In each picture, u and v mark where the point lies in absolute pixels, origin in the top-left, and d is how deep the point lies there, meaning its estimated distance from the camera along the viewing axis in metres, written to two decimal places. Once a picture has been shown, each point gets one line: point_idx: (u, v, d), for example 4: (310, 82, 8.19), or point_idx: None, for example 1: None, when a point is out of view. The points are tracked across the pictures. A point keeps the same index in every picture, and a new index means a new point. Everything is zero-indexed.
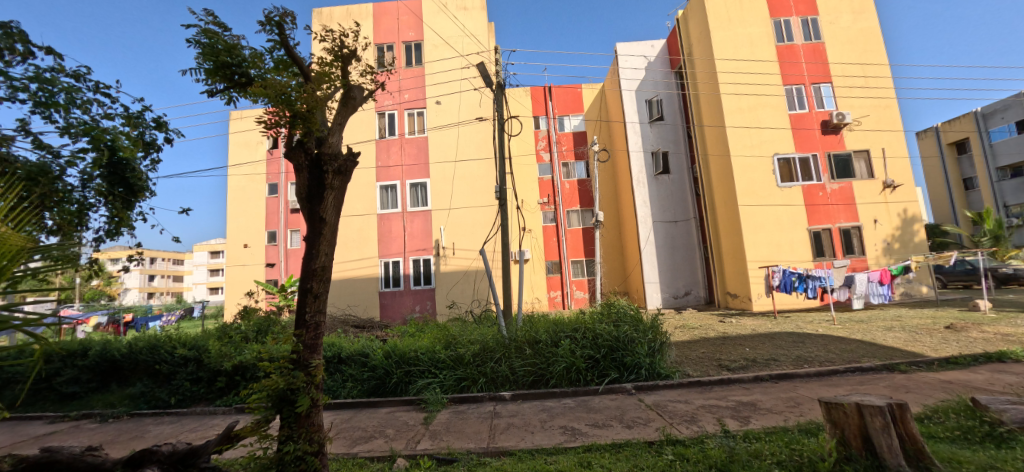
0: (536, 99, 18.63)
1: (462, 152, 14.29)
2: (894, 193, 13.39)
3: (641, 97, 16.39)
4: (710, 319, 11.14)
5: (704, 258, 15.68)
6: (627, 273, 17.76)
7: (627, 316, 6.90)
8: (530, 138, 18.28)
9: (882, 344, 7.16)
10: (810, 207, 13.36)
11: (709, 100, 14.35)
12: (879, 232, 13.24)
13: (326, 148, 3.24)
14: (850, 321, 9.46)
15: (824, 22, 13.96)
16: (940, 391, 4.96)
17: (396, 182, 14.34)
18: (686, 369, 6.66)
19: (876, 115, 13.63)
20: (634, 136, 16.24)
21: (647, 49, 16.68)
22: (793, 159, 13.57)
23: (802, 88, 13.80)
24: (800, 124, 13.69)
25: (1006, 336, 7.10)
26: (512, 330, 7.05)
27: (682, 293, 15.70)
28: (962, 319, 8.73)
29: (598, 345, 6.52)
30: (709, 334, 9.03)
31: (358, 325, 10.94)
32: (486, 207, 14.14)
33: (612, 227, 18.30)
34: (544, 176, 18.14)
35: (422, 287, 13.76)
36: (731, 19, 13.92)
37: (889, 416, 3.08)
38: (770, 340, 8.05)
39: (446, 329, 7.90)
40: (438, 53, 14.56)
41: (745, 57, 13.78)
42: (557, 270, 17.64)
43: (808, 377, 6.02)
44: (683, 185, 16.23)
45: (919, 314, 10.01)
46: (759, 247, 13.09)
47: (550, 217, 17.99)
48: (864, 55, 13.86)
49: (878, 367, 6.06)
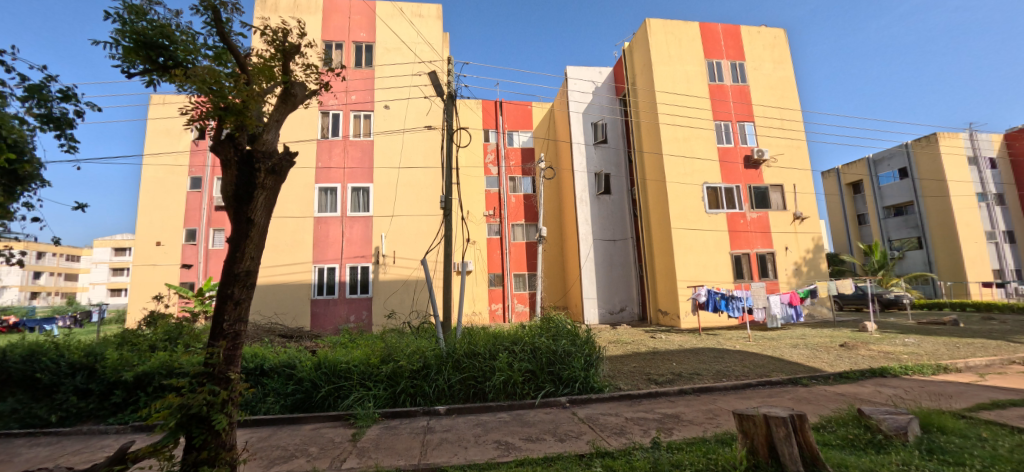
0: (486, 112, 18.80)
1: (409, 159, 14.01)
2: (802, 224, 15.00)
3: (588, 120, 17.08)
4: (642, 335, 11.66)
5: (639, 276, 16.49)
6: (567, 288, 18.20)
7: (565, 331, 7.01)
8: (479, 150, 18.45)
9: (788, 360, 7.89)
10: (732, 232, 14.57)
11: (650, 128, 15.31)
12: (789, 258, 14.72)
13: (259, 146, 3.08)
14: (763, 339, 10.35)
15: (750, 67, 15.50)
16: (834, 402, 5.57)
17: (337, 184, 13.71)
18: (618, 383, 6.92)
19: (790, 154, 15.28)
20: (580, 157, 16.81)
21: (594, 75, 17.50)
22: (720, 188, 14.78)
23: (729, 124, 15.14)
24: (727, 157, 14.99)
25: (887, 354, 8.12)
26: (451, 342, 6.93)
27: (618, 309, 16.35)
28: (854, 338, 9.88)
29: (539, 359, 6.59)
30: (641, 349, 9.47)
31: (285, 334, 10.16)
32: (431, 216, 13.92)
33: (555, 242, 18.81)
34: (491, 189, 18.23)
35: (358, 296, 13.16)
36: (671, 56, 15.02)
37: (790, 426, 3.41)
38: (695, 355, 8.58)
39: (381, 341, 7.60)
40: (390, 57, 14.28)
41: (682, 92, 14.88)
42: (499, 282, 17.68)
43: (726, 390, 6.47)
44: (622, 205, 17.08)
45: (820, 333, 11.19)
46: (687, 267, 13.99)
47: (495, 230, 18.08)
48: (782, 100, 15.54)
49: (785, 381, 6.68)
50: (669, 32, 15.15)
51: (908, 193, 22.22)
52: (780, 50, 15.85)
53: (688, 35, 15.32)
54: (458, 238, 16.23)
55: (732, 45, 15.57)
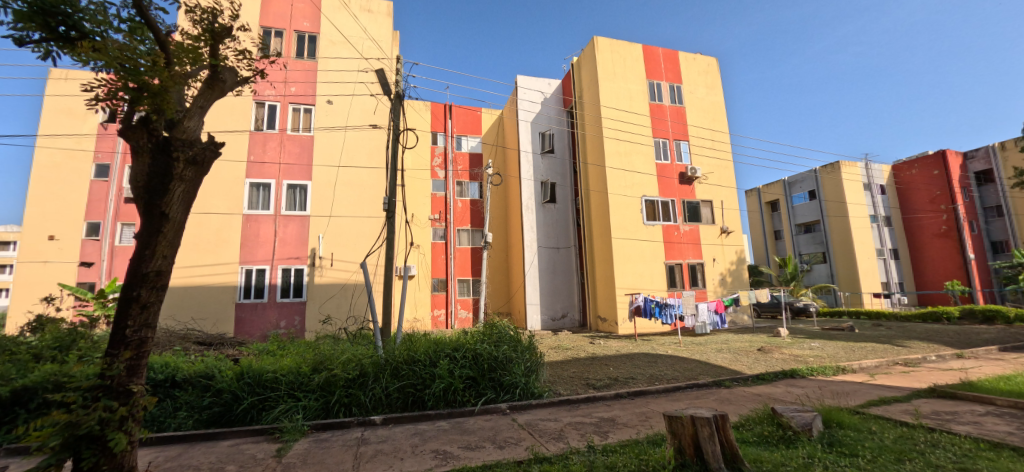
0: (435, 115, 18.64)
1: (351, 158, 13.47)
2: (728, 238, 16.30)
3: (535, 129, 17.53)
4: (583, 341, 12.00)
5: (581, 284, 17.02)
6: (511, 294, 18.33)
7: (508, 337, 7.04)
8: (426, 152, 18.18)
9: (713, 364, 8.49)
10: (667, 243, 15.49)
11: (594, 141, 15.94)
12: (716, 269, 15.92)
13: (179, 134, 2.81)
14: (692, 344, 11.06)
15: (686, 90, 16.67)
16: (751, 402, 6.06)
17: (271, 180, 12.81)
18: (558, 388, 7.05)
19: (719, 172, 16.60)
20: (527, 166, 17.11)
21: (544, 86, 17.95)
22: (657, 201, 15.69)
23: (667, 142, 16.16)
24: (664, 172, 15.96)
25: (797, 357, 9.01)
26: (389, 349, 6.68)
27: (560, 316, 16.71)
28: (770, 343, 10.85)
29: (480, 365, 6.54)
30: (580, 354, 9.73)
31: (203, 341, 9.26)
32: (373, 217, 13.48)
33: (500, 249, 18.90)
34: (437, 192, 18.02)
35: (291, 300, 12.33)
36: (615, 74, 15.78)
37: (714, 426, 3.66)
38: (631, 360, 8.97)
39: (314, 348, 7.15)
40: (334, 50, 13.71)
41: (625, 109, 15.67)
42: (442, 287, 17.40)
43: (658, 393, 6.81)
44: (567, 214, 17.58)
45: (741, 338, 12.17)
46: (626, 276, 14.63)
47: (440, 234, 17.84)
48: (713, 123, 16.87)
49: (710, 383, 7.16)
50: (615, 51, 15.95)
51: (816, 212, 25.01)
52: (712, 77, 17.23)
53: (632, 55, 16.22)
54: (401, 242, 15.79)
55: (670, 68, 16.67)
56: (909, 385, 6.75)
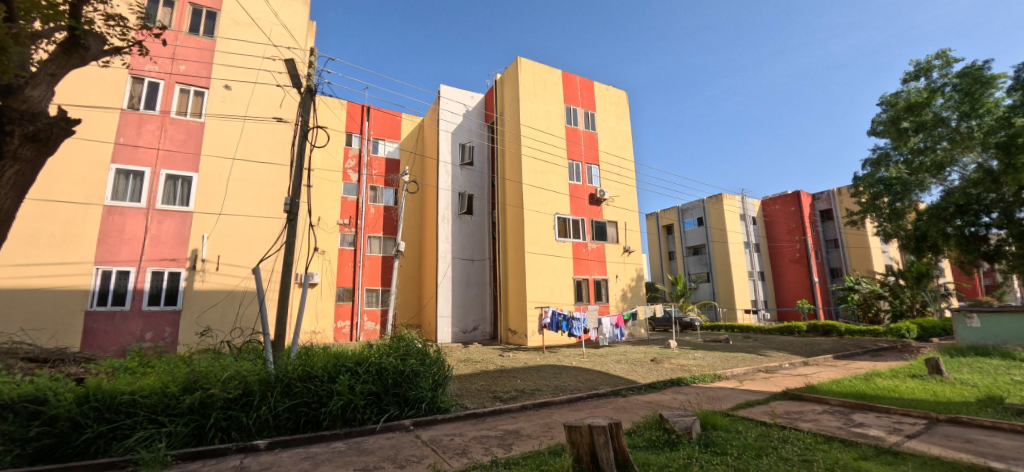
0: (351, 115, 17.82)
1: (250, 152, 12.27)
2: (630, 256, 17.77)
3: (456, 140, 17.59)
4: (493, 353, 12.08)
5: (493, 296, 17.26)
6: (422, 305, 17.89)
7: (415, 350, 6.82)
8: (337, 152, 17.12)
9: (612, 374, 9.10)
10: (575, 259, 16.36)
11: (512, 158, 16.46)
12: (618, 284, 17.20)
13: (20, 104, 4.06)
14: (594, 355, 11.76)
15: (599, 118, 18.02)
16: (643, 409, 6.59)
17: (147, 168, 11.05)
18: (465, 402, 6.98)
19: (624, 196, 18.12)
20: (445, 176, 17.01)
21: (466, 99, 18.16)
22: (568, 219, 16.56)
23: (579, 164, 17.20)
24: (576, 193, 16.93)
25: (683, 366, 10.03)
26: (281, 364, 6.07)
27: (471, 328, 16.69)
28: (661, 354, 11.94)
29: (384, 380, 6.22)
30: (489, 367, 9.78)
31: (33, 357, 7.57)
32: (272, 218, 12.39)
33: (413, 258, 18.37)
34: (348, 196, 17.13)
35: (161, 308, 10.64)
36: (536, 95, 16.52)
37: (608, 434, 3.88)
38: (537, 372, 9.24)
39: (186, 364, 6.24)
40: (238, 32, 12.45)
41: (543, 129, 16.42)
42: (348, 297, 16.39)
43: (561, 404, 7.08)
44: (483, 227, 17.84)
45: (637, 349, 13.24)
46: (536, 290, 15.08)
47: (349, 240, 16.90)
48: (621, 151, 18.44)
49: (608, 392, 7.64)
50: (537, 73, 16.71)
51: (703, 237, 28.41)
52: (622, 109, 18.88)
53: (553, 80, 17.13)
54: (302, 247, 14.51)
55: (586, 96, 17.92)
56: (768, 390, 7.87)
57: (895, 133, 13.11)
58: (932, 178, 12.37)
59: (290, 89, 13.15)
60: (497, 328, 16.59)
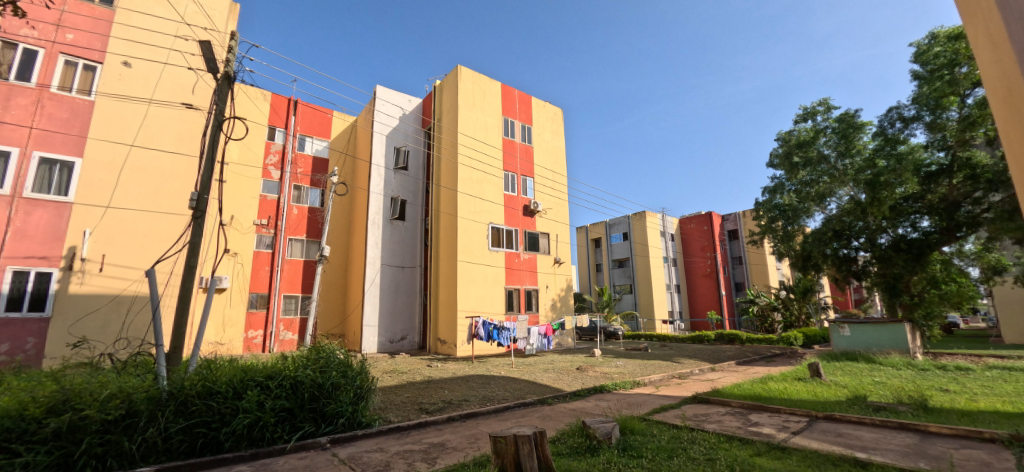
0: (275, 108, 16.62)
1: (151, 139, 10.97)
2: (559, 267, 18.38)
3: (390, 143, 17.15)
4: (420, 364, 11.76)
5: (423, 305, 16.88)
6: (346, 314, 16.99)
7: (336, 362, 6.42)
8: (257, 146, 15.85)
9: (539, 383, 9.28)
10: (507, 269, 16.55)
11: (448, 165, 16.37)
12: (548, 294, 17.68)
13: None
14: (523, 364, 11.94)
15: (535, 132, 18.59)
16: (567, 416, 6.79)
17: (15, 148, 9.34)
18: (388, 415, 6.71)
19: (556, 209, 18.76)
20: (377, 179, 16.47)
21: (403, 102, 17.81)
22: (502, 229, 16.76)
23: (514, 175, 17.54)
24: (510, 203, 17.20)
25: (606, 374, 10.52)
26: (176, 378, 5.38)
27: (398, 338, 16.16)
28: (586, 362, 12.43)
29: (300, 395, 5.76)
30: (415, 378, 9.50)
31: None
32: (174, 215, 11.15)
33: (338, 264, 17.42)
34: (268, 194, 15.90)
35: (22, 315, 8.99)
36: (475, 105, 16.63)
37: (532, 443, 3.94)
38: (465, 382, 9.16)
39: (50, 381, 5.27)
40: (143, 4, 11.12)
41: (481, 139, 16.53)
42: (262, 304, 15.12)
43: (489, 414, 7.07)
44: (415, 233, 17.48)
45: (563, 358, 13.66)
46: (468, 299, 14.99)
47: (266, 242, 15.64)
48: (555, 165, 19.15)
49: (535, 401, 7.76)
50: (476, 83, 16.84)
51: (627, 251, 30.31)
52: (556, 125, 19.67)
53: (492, 91, 17.37)
54: (208, 250, 13.12)
55: (523, 110, 18.42)
56: (681, 394, 8.50)
57: (788, 166, 14.88)
58: (816, 207, 14.23)
59: (203, 74, 12.03)
60: (425, 337, 16.24)
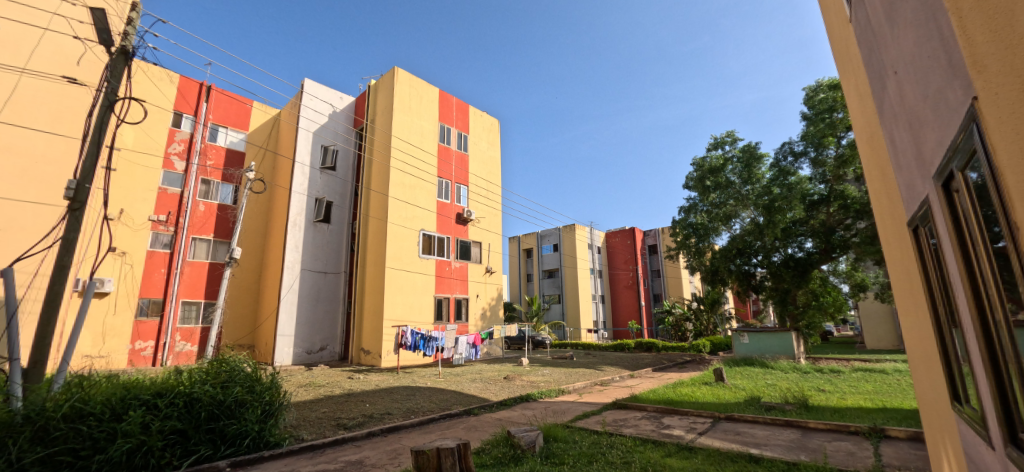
0: (183, 93, 14.97)
1: (19, 116, 9.37)
2: (490, 277, 18.44)
3: (317, 141, 16.23)
4: (340, 376, 11.10)
5: (345, 314, 16.03)
6: (257, 323, 15.61)
7: (242, 376, 5.84)
8: (157, 133, 14.15)
9: (466, 393, 9.19)
10: (437, 278, 16.26)
11: (380, 168, 15.82)
12: (478, 304, 17.64)
13: None
14: (450, 375, 11.77)
15: (471, 141, 18.66)
16: (493, 426, 6.80)
17: None
18: (301, 432, 6.24)
19: (489, 218, 18.87)
20: (301, 178, 15.47)
21: (334, 99, 16.98)
22: (433, 236, 16.48)
23: (448, 183, 17.39)
24: (442, 211, 16.98)
25: (533, 382, 10.70)
26: (32, 400, 4.52)
27: (317, 349, 15.13)
28: (513, 371, 12.56)
29: (195, 414, 5.14)
30: (334, 391, 8.94)
31: None
32: (44, 205, 9.47)
33: (250, 268, 15.98)
34: (169, 187, 14.22)
35: None
36: (411, 109, 16.33)
37: (457, 455, 3.87)
38: (389, 394, 8.80)
39: None
40: None
41: (415, 143, 16.22)
42: (156, 312, 13.40)
43: (412, 427, 6.85)
44: (341, 237, 16.61)
45: (491, 367, 13.67)
46: (394, 307, 14.49)
47: (164, 242, 13.94)
48: (490, 175, 19.31)
49: (461, 412, 7.67)
50: (413, 87, 16.55)
51: (557, 262, 31.37)
52: (493, 135, 19.91)
53: (429, 96, 17.19)
54: (85, 247, 11.58)
55: (460, 118, 18.42)
56: (602, 401, 8.89)
57: (701, 189, 16.28)
58: (723, 226, 15.77)
59: (92, 45, 10.42)
60: (347, 348, 15.42)
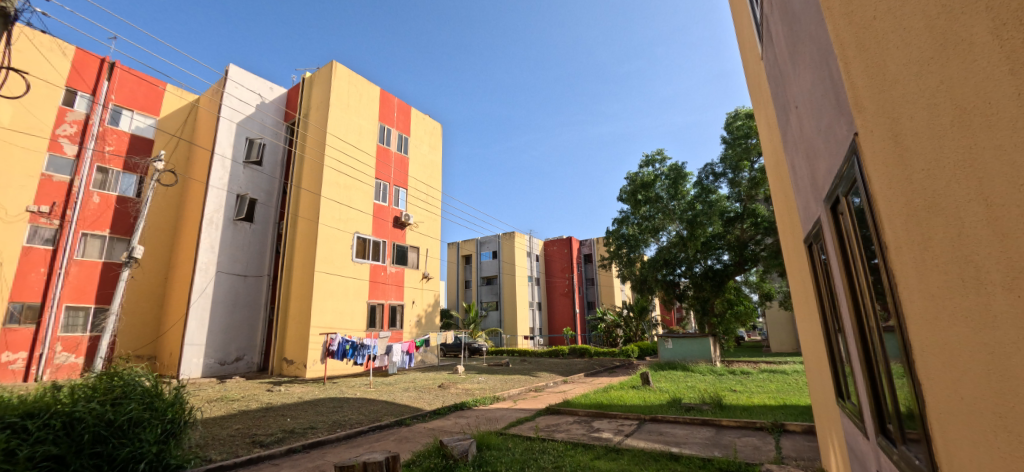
0: (78, 68, 13.14)
1: None
2: (428, 283, 18.05)
3: (242, 133, 14.99)
4: (258, 389, 10.22)
5: (267, 320, 14.87)
6: (160, 331, 13.98)
7: (138, 392, 5.14)
8: (43, 111, 12.28)
9: (398, 403, 8.90)
10: (371, 283, 15.63)
11: (312, 166, 14.94)
12: (414, 310, 17.18)
13: None
14: (381, 384, 11.33)
15: (412, 143, 18.28)
16: (425, 437, 6.64)
17: None
18: (208, 453, 5.64)
19: (427, 223, 18.54)
20: (221, 172, 14.17)
21: (263, 90, 15.83)
22: (369, 240, 15.85)
23: (386, 185, 16.85)
24: (379, 213, 16.40)
25: (467, 390, 10.62)
26: None
27: (232, 359, 13.85)
28: (448, 379, 12.37)
29: (76, 437, 4.35)
30: (251, 405, 8.23)
31: None
32: None
33: (154, 269, 14.29)
34: (54, 175, 12.35)
35: None
36: (349, 106, 15.67)
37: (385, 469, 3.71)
38: (313, 407, 8.27)
39: None
40: None
41: (352, 142, 15.56)
42: (31, 318, 11.51)
43: (338, 441, 6.47)
44: (264, 238, 15.46)
45: (425, 376, 13.37)
46: (323, 313, 13.71)
47: (45, 237, 12.07)
48: (430, 179, 19.01)
49: (392, 422, 7.40)
50: (352, 83, 15.92)
51: (495, 269, 31.62)
52: (435, 139, 19.67)
53: (369, 95, 16.62)
54: None
55: (401, 119, 17.99)
56: (536, 407, 9.04)
57: (633, 203, 17.20)
58: (651, 238, 16.80)
59: None
60: (267, 358, 14.31)
